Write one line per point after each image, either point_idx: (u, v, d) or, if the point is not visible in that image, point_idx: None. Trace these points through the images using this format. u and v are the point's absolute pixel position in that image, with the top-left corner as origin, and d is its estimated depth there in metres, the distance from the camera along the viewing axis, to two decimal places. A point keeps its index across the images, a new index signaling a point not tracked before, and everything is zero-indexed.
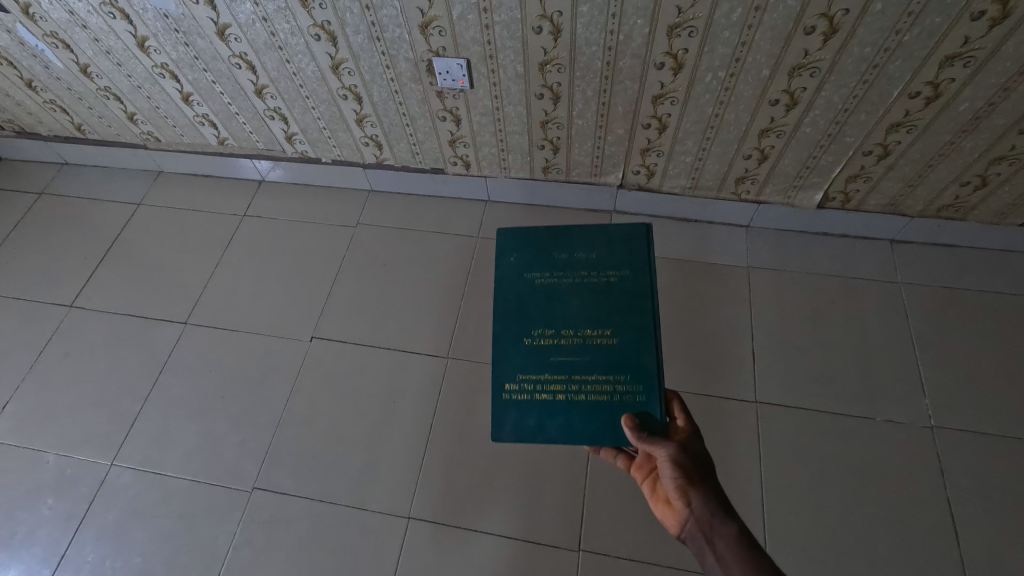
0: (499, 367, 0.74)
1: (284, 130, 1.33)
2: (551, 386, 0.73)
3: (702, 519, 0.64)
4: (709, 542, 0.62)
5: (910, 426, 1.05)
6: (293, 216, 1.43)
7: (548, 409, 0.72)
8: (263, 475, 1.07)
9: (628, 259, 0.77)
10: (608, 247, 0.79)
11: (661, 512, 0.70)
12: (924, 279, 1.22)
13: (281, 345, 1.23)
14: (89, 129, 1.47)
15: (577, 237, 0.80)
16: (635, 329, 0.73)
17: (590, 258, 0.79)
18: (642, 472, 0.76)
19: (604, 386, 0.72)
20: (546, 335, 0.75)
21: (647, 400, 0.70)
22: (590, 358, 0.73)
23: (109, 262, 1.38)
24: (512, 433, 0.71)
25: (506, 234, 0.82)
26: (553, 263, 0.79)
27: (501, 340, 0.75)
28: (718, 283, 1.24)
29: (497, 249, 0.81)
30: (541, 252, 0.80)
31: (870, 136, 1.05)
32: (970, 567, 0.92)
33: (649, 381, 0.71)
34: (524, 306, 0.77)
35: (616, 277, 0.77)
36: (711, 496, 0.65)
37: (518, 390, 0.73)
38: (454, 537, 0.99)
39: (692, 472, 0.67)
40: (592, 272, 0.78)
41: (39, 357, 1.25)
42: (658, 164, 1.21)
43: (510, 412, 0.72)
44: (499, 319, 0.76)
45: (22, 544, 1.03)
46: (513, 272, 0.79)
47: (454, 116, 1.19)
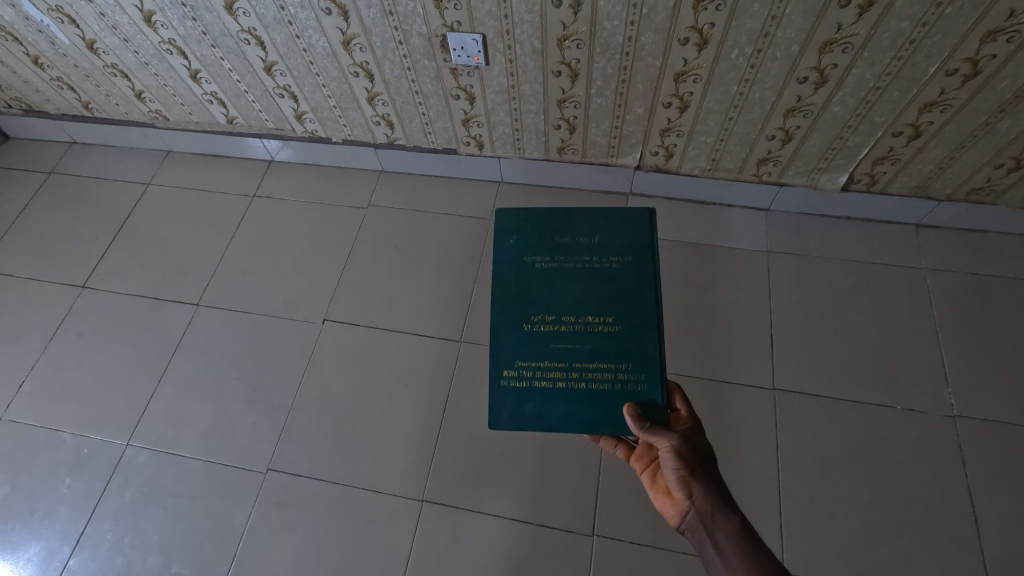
0: (497, 353, 0.72)
1: (294, 108, 1.30)
2: (550, 373, 0.71)
3: (702, 511, 0.63)
4: (709, 534, 0.61)
5: (932, 415, 1.03)
6: (304, 196, 1.41)
7: (547, 396, 0.70)
8: (278, 457, 1.07)
9: (631, 245, 0.75)
10: (610, 231, 0.76)
11: (661, 503, 0.68)
12: (950, 265, 1.19)
13: (293, 327, 1.22)
14: (97, 107, 1.45)
15: (578, 221, 0.77)
16: (638, 316, 0.71)
17: (592, 243, 0.76)
18: (642, 462, 0.75)
19: (606, 374, 0.70)
20: (545, 322, 0.73)
21: (650, 388, 0.69)
22: (591, 346, 0.71)
23: (120, 243, 1.38)
24: (510, 422, 0.70)
25: (505, 216, 0.79)
26: (554, 247, 0.77)
27: (499, 325, 0.73)
28: (736, 267, 1.21)
29: (495, 231, 0.78)
30: (541, 235, 0.77)
31: (901, 116, 1.01)
32: (989, 557, 0.91)
33: (652, 369, 0.69)
34: (524, 290, 0.75)
35: (619, 263, 0.74)
36: (713, 488, 0.64)
37: (516, 376, 0.71)
38: (467, 521, 0.99)
39: (694, 463, 0.65)
40: (594, 257, 0.75)
41: (53, 338, 1.25)
42: (677, 145, 1.18)
43: (509, 399, 0.71)
44: (499, 304, 0.74)
45: (41, 521, 1.05)
46: (512, 256, 0.77)
47: (468, 95, 1.16)
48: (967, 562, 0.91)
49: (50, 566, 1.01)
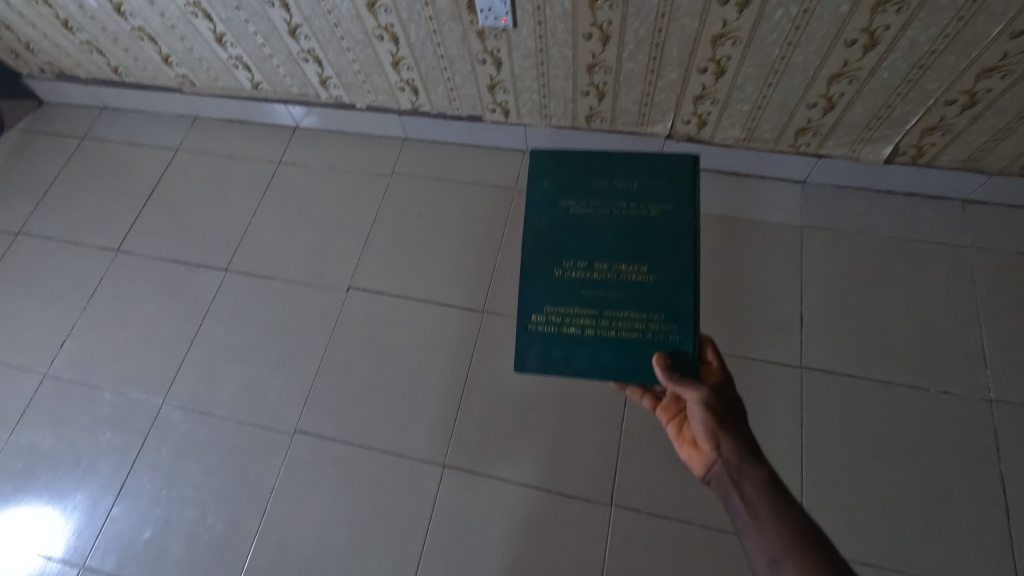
0: (527, 297, 0.72)
1: (318, 73, 1.29)
2: (580, 320, 0.71)
3: (730, 462, 0.61)
4: (736, 485, 0.60)
5: (966, 398, 1.00)
6: (328, 163, 1.41)
7: (574, 343, 0.70)
8: (304, 419, 1.10)
9: (671, 193, 0.73)
10: (650, 178, 0.74)
11: (686, 454, 0.67)
12: (997, 243, 1.13)
13: (318, 294, 1.23)
14: (125, 72, 1.46)
15: (617, 165, 0.75)
16: (674, 267, 0.70)
17: (630, 189, 0.74)
18: (668, 414, 0.73)
19: (637, 323, 0.69)
20: (578, 268, 0.72)
21: (681, 339, 0.68)
22: (623, 294, 0.70)
23: (151, 207, 1.40)
24: (537, 366, 0.70)
25: (541, 157, 0.77)
26: (591, 193, 0.75)
27: (531, 269, 0.73)
28: (767, 242, 1.18)
29: (530, 173, 0.77)
30: (578, 179, 0.76)
31: (956, 83, 0.95)
32: (1017, 543, 0.89)
33: (685, 320, 0.68)
34: (557, 236, 0.74)
35: (657, 210, 0.73)
36: (742, 441, 0.62)
37: (545, 321, 0.71)
38: (487, 486, 1.01)
39: (723, 415, 0.64)
40: (631, 204, 0.73)
41: (91, 299, 1.29)
42: (711, 113, 1.13)
43: (537, 343, 0.71)
44: (531, 248, 0.73)
45: (86, 472, 1.11)
46: (546, 199, 0.75)
47: (494, 59, 1.13)
48: (994, 547, 0.90)
49: (95, 513, 1.07)
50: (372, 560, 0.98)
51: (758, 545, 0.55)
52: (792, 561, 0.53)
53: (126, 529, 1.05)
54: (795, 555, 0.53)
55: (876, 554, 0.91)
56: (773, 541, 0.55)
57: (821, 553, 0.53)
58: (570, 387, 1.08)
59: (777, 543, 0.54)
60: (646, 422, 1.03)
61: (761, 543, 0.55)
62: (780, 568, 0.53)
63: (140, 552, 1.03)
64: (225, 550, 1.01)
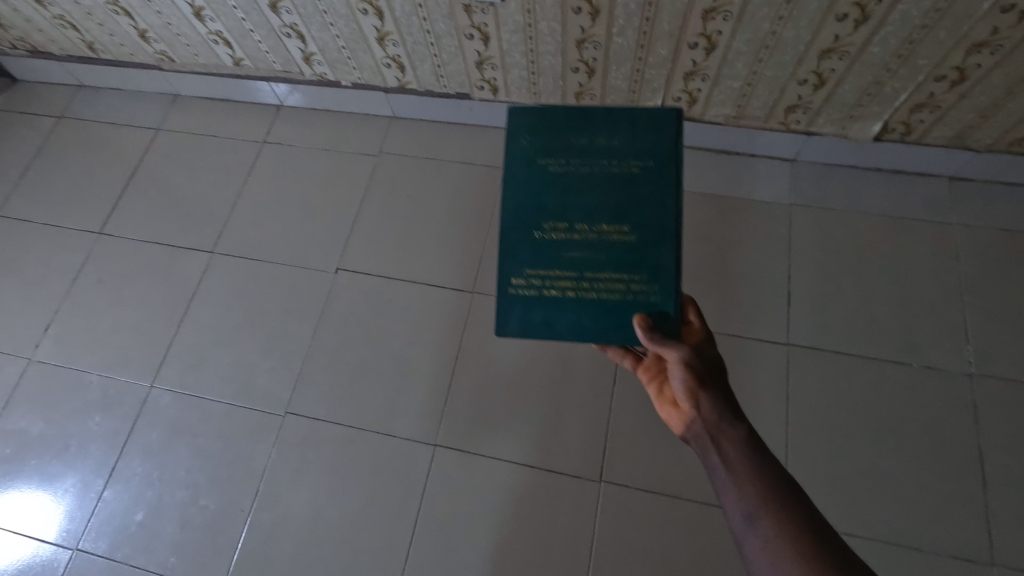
0: (505, 260, 0.69)
1: (302, 49, 1.26)
2: (560, 283, 0.68)
3: (709, 421, 0.62)
4: (714, 443, 0.60)
5: (948, 373, 1.02)
6: (314, 143, 1.39)
7: (555, 306, 0.69)
8: (295, 400, 1.10)
9: (654, 148, 0.69)
10: (632, 132, 0.70)
11: (666, 413, 0.68)
12: (982, 220, 1.14)
13: (306, 276, 1.22)
14: (101, 48, 1.42)
15: (598, 119, 0.70)
16: (656, 226, 0.67)
17: (611, 145, 0.70)
18: (649, 373, 0.74)
19: (618, 285, 0.67)
20: (557, 230, 0.69)
21: (662, 300, 0.66)
22: (604, 255, 0.68)
23: (134, 189, 1.37)
24: (517, 330, 0.69)
25: (518, 112, 0.72)
26: (570, 149, 0.70)
27: (509, 231, 0.69)
28: (757, 221, 1.18)
29: (507, 129, 0.72)
30: (556, 135, 0.71)
31: (946, 59, 0.95)
32: (993, 512, 0.92)
33: (667, 280, 0.66)
34: (535, 196, 0.70)
35: (639, 167, 0.69)
36: (722, 400, 0.63)
37: (524, 285, 0.69)
38: (479, 464, 1.02)
39: (702, 375, 0.64)
40: (612, 161, 0.69)
41: (75, 283, 1.27)
42: (702, 90, 1.12)
43: (516, 307, 0.69)
44: (509, 210, 0.70)
45: (75, 456, 1.10)
46: (523, 157, 0.71)
47: (482, 34, 1.10)
48: (971, 515, 0.93)
49: (86, 496, 1.07)
50: (365, 538, 0.99)
51: (734, 500, 0.56)
52: (767, 515, 0.54)
53: (118, 512, 1.05)
54: (770, 510, 0.54)
55: (857, 523, 0.94)
56: (750, 498, 0.55)
57: (796, 508, 0.54)
58: (560, 366, 1.09)
59: (753, 498, 0.55)
60: (635, 400, 1.04)
61: (737, 498, 0.56)
62: (756, 522, 0.54)
63: (133, 534, 1.03)
64: (219, 531, 1.02)
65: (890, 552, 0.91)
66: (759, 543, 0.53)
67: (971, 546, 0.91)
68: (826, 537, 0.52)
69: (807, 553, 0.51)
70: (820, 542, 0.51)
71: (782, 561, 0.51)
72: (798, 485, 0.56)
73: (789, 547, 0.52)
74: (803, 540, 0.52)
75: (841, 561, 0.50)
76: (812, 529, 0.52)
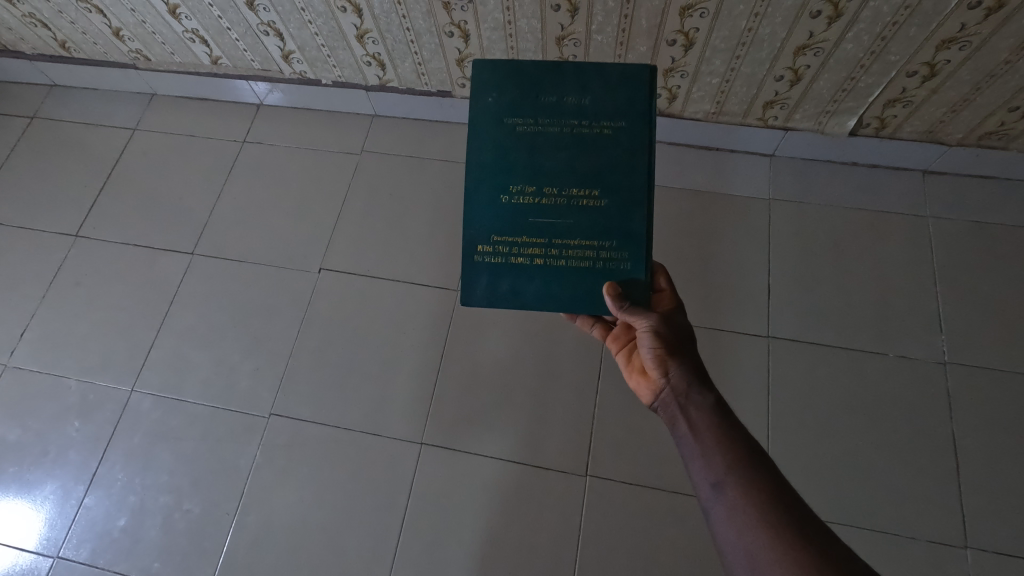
0: (472, 226, 0.68)
1: (280, 47, 1.24)
2: (528, 250, 0.68)
3: (678, 389, 0.63)
4: (682, 411, 0.62)
5: (923, 362, 1.05)
6: (296, 142, 1.37)
7: (523, 274, 0.69)
8: (279, 402, 1.10)
9: (626, 108, 0.68)
10: (602, 91, 0.68)
11: (635, 382, 0.68)
12: (954, 212, 1.17)
13: (289, 277, 1.21)
14: (74, 47, 1.39)
15: (568, 78, 0.68)
16: (627, 190, 0.67)
17: (582, 105, 0.68)
18: (619, 342, 0.74)
19: (587, 251, 0.67)
20: (526, 194, 0.68)
21: (632, 266, 0.67)
22: (573, 220, 0.67)
23: (110, 190, 1.35)
24: (484, 298, 0.69)
25: (484, 68, 0.69)
26: (539, 108, 0.69)
27: (475, 195, 0.68)
28: (737, 215, 1.19)
29: (474, 87, 0.69)
30: (525, 93, 0.69)
31: (917, 54, 0.96)
32: (966, 497, 0.95)
33: (637, 246, 0.67)
34: (503, 158, 0.68)
35: (610, 128, 0.68)
36: (691, 368, 0.64)
37: (492, 252, 0.68)
38: (465, 461, 1.03)
39: (672, 343, 0.65)
40: (583, 121, 0.68)
41: (51, 287, 1.25)
42: (681, 87, 1.13)
43: (484, 275, 0.69)
44: (475, 172, 0.68)
45: (55, 463, 1.08)
46: (490, 116, 0.69)
47: (462, 32, 1.10)
48: (945, 501, 0.95)
49: (67, 503, 1.05)
50: (352, 538, 0.99)
51: (701, 468, 0.57)
52: (733, 482, 0.55)
53: (100, 518, 1.04)
54: (737, 477, 0.55)
55: (837, 511, 0.96)
56: (717, 465, 0.57)
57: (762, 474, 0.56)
58: (545, 361, 1.09)
59: (720, 466, 0.57)
60: (619, 393, 1.06)
61: (704, 466, 0.57)
62: (722, 490, 0.55)
63: (116, 540, 1.02)
64: (204, 536, 1.01)
65: (869, 538, 0.94)
66: (725, 509, 0.54)
67: (946, 530, 0.93)
68: (789, 503, 0.53)
69: (771, 519, 0.52)
70: (784, 508, 0.53)
71: (746, 526, 0.53)
72: (764, 452, 0.57)
73: (754, 513, 0.53)
74: (768, 506, 0.53)
75: (803, 526, 0.52)
76: (776, 495, 0.54)
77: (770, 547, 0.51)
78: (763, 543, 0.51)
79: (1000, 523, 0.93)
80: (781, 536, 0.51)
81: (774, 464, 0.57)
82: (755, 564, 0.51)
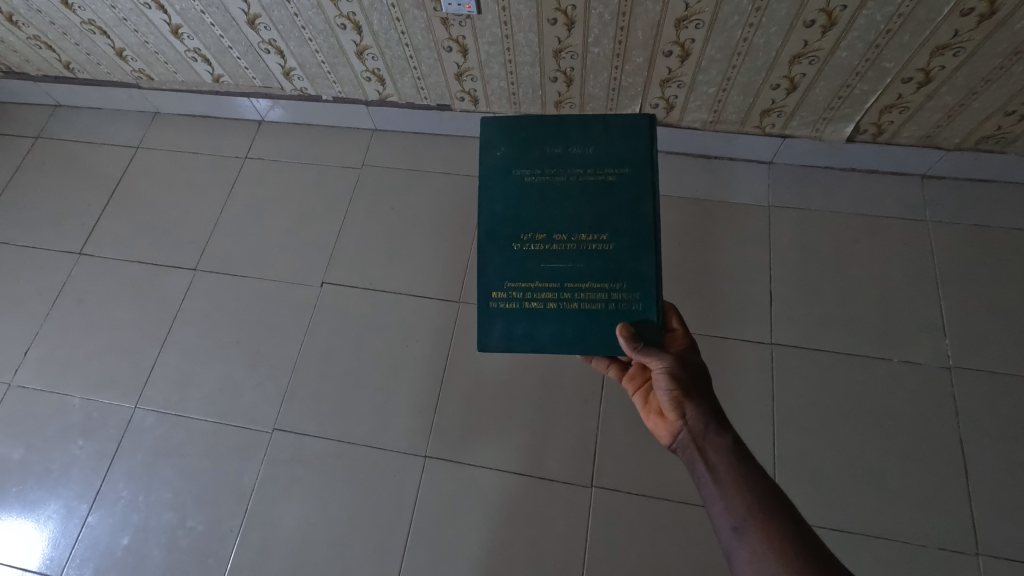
0: (485, 273, 0.69)
1: (281, 64, 1.26)
2: (541, 294, 0.68)
3: (696, 430, 0.62)
4: (701, 453, 0.61)
5: (927, 367, 1.04)
6: (297, 157, 1.38)
7: (537, 317, 0.68)
8: (283, 416, 1.10)
9: (628, 155, 0.69)
10: (605, 141, 0.70)
11: (653, 423, 0.68)
12: (954, 217, 1.17)
13: (291, 290, 1.22)
14: (77, 68, 1.41)
15: (571, 129, 0.70)
16: (635, 233, 0.67)
17: (586, 154, 0.70)
18: (634, 382, 0.74)
19: (599, 294, 0.67)
20: (536, 240, 0.69)
21: (644, 307, 0.66)
22: (584, 265, 0.68)
23: (114, 208, 1.36)
24: (500, 343, 0.68)
25: (491, 125, 0.71)
26: (544, 159, 0.70)
27: (487, 243, 0.69)
28: (737, 223, 1.20)
29: (482, 143, 0.71)
30: (531, 145, 0.71)
31: (912, 61, 0.97)
32: (975, 501, 0.94)
33: (648, 287, 0.66)
34: (512, 207, 0.69)
35: (615, 175, 0.69)
36: (707, 409, 0.63)
37: (506, 298, 0.69)
38: (469, 475, 1.02)
39: (688, 383, 0.65)
40: (588, 169, 0.69)
41: (55, 305, 1.25)
42: (678, 97, 1.14)
43: (498, 321, 0.69)
44: (486, 222, 0.69)
45: (58, 481, 1.08)
46: (499, 170, 0.71)
47: (460, 47, 1.11)
48: (955, 506, 0.94)
49: (70, 522, 1.05)
50: (358, 551, 0.99)
51: (721, 510, 0.57)
52: (755, 526, 0.55)
53: (103, 537, 1.03)
54: (758, 519, 0.55)
55: (844, 518, 0.95)
56: (738, 509, 0.56)
57: (783, 516, 0.55)
58: (548, 373, 1.09)
59: (741, 509, 0.56)
60: (624, 404, 1.05)
61: (725, 508, 0.57)
62: (744, 533, 0.55)
63: (119, 558, 1.01)
64: (208, 553, 1.00)
65: (878, 546, 0.92)
66: (748, 553, 0.54)
67: (957, 538, 0.92)
68: (811, 546, 0.53)
69: (795, 562, 0.52)
70: (805, 552, 0.52)
71: (770, 570, 0.52)
72: (784, 494, 0.57)
73: (776, 557, 0.52)
74: (789, 549, 0.52)
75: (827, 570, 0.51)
76: (797, 538, 0.53)
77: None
78: None
79: (1011, 529, 0.92)
80: None
81: (795, 507, 0.56)
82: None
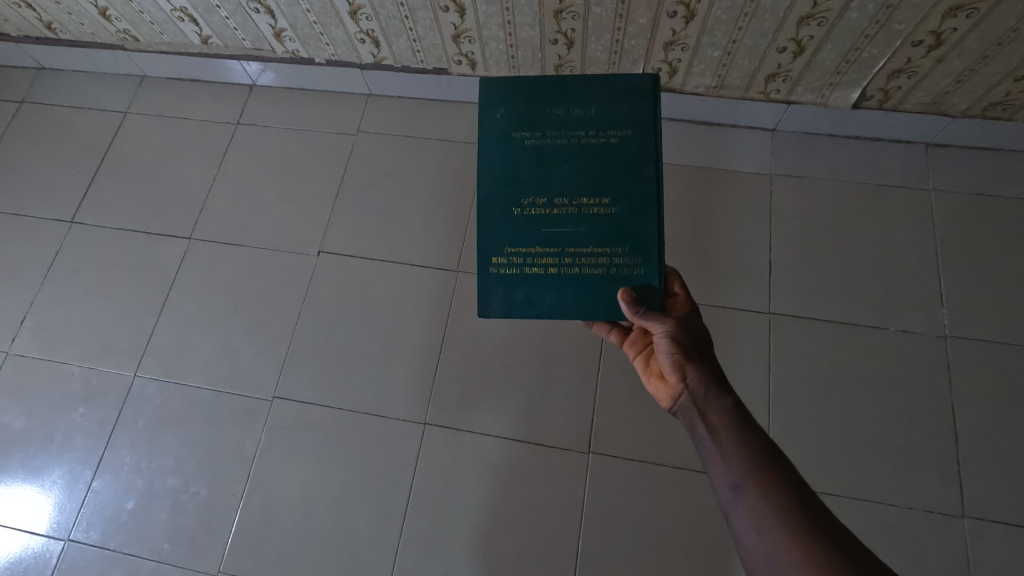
0: (486, 239, 0.68)
1: (272, 25, 1.21)
2: (542, 260, 0.68)
3: (696, 393, 0.63)
4: (701, 414, 0.62)
5: (924, 335, 1.05)
6: (290, 123, 1.35)
7: (538, 283, 0.68)
8: (283, 385, 1.10)
9: (632, 117, 0.68)
10: (608, 102, 0.68)
11: (653, 387, 0.68)
12: (957, 185, 1.16)
13: (287, 259, 1.21)
14: (60, 28, 1.36)
15: (573, 89, 0.68)
16: (637, 197, 0.66)
17: (588, 116, 0.68)
18: (635, 347, 0.74)
19: (600, 258, 0.67)
20: (536, 205, 0.67)
21: (646, 272, 0.66)
22: (585, 229, 0.67)
23: (104, 175, 1.33)
24: (501, 309, 0.68)
25: (491, 86, 0.69)
26: (545, 122, 0.69)
27: (487, 208, 0.68)
28: (738, 191, 1.18)
29: (481, 105, 0.70)
30: (532, 107, 0.69)
31: (923, 23, 0.95)
32: (964, 466, 0.96)
33: (650, 251, 0.66)
34: (512, 171, 0.68)
35: (617, 137, 0.67)
36: (708, 372, 0.64)
37: (506, 264, 0.68)
38: (468, 441, 1.03)
39: (689, 348, 0.65)
40: (590, 132, 0.68)
41: (49, 273, 1.24)
42: (682, 60, 1.11)
43: (499, 287, 0.68)
44: (487, 187, 0.68)
45: (61, 448, 1.09)
46: (499, 132, 0.69)
47: (457, 6, 1.07)
48: (944, 471, 0.96)
49: (75, 487, 1.06)
50: (361, 514, 1.01)
51: (721, 470, 0.58)
52: (753, 484, 0.56)
53: (108, 501, 1.05)
54: (756, 478, 0.56)
55: (836, 482, 0.97)
56: (736, 468, 0.57)
57: (782, 476, 0.56)
58: (546, 341, 1.09)
59: (740, 468, 0.57)
60: (621, 373, 1.06)
61: (724, 468, 0.58)
62: (742, 492, 0.56)
63: (125, 522, 1.03)
64: (213, 517, 1.02)
65: (867, 508, 0.95)
66: (745, 510, 0.55)
67: (945, 500, 0.95)
68: (808, 504, 0.54)
69: (792, 520, 0.53)
70: (803, 509, 0.53)
71: (767, 527, 0.53)
72: (782, 454, 0.57)
73: (773, 514, 0.53)
74: (787, 507, 0.53)
75: (823, 527, 0.52)
76: (794, 496, 0.54)
77: (790, 548, 0.51)
78: (784, 544, 0.52)
79: (998, 492, 0.94)
80: (801, 538, 0.51)
81: (794, 467, 0.57)
82: (776, 566, 0.51)
